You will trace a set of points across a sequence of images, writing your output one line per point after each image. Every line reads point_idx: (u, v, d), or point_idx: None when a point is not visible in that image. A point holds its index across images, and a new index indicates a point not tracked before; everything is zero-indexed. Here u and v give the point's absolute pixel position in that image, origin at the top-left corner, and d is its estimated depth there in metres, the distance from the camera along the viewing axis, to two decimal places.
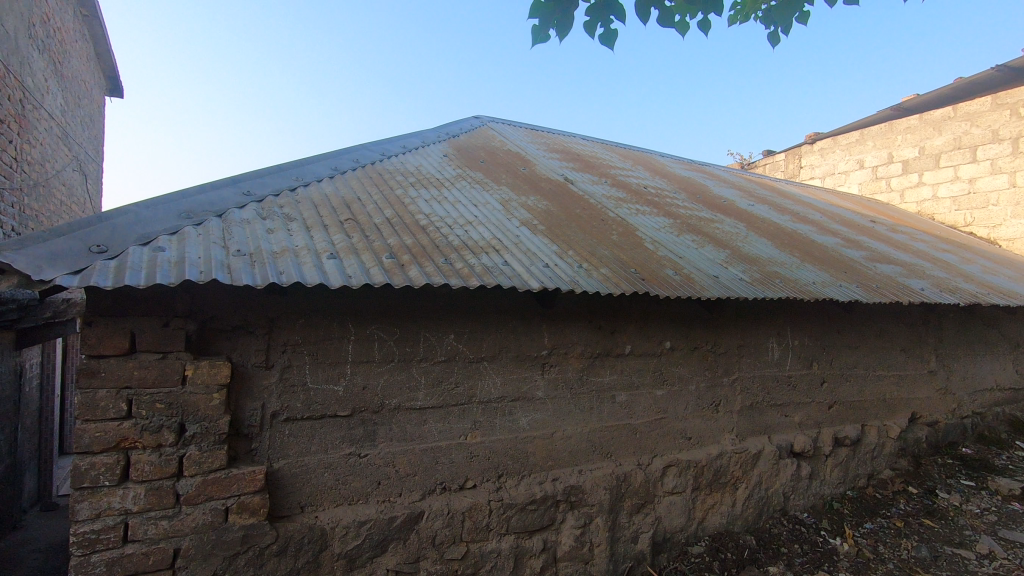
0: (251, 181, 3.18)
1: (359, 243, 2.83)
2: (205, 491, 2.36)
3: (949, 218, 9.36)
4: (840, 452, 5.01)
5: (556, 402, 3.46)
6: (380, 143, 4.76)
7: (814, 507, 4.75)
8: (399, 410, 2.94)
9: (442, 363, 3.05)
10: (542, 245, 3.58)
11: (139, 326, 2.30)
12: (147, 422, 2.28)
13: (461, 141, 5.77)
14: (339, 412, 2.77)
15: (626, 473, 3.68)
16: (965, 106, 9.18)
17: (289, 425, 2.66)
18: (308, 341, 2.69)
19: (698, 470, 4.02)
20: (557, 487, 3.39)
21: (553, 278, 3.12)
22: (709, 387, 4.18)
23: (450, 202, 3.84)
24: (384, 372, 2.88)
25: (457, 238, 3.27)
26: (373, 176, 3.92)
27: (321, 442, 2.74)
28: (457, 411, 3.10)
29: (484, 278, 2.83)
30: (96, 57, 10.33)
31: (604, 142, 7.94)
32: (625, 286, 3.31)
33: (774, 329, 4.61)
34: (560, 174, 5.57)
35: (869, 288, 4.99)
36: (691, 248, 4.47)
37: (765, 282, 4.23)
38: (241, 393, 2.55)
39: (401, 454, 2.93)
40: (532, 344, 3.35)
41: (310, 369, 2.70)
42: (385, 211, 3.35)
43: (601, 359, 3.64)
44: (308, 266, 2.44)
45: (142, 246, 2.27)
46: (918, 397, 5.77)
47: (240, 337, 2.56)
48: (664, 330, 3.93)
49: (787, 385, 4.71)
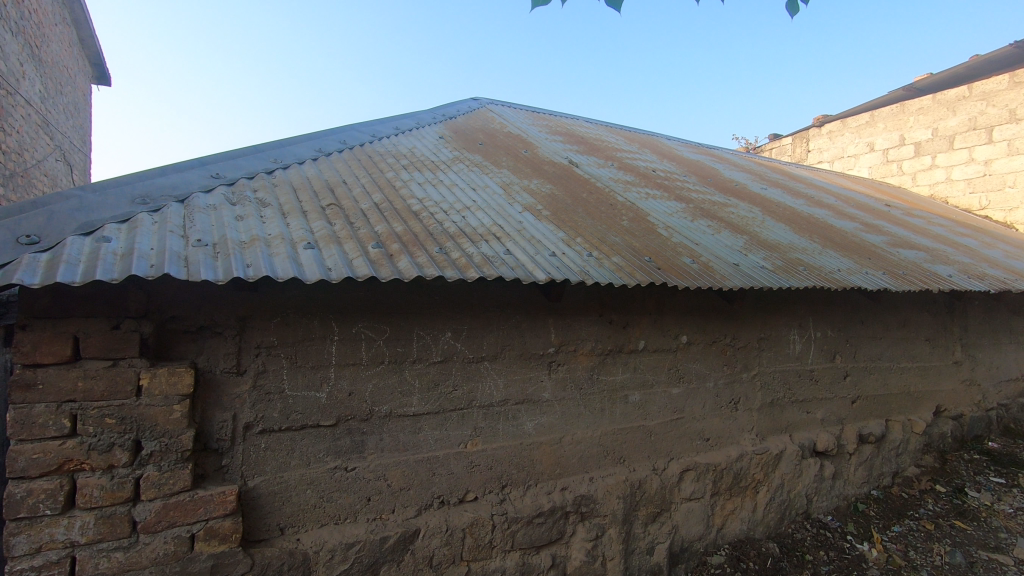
0: (222, 162, 2.84)
1: (343, 231, 2.50)
2: (167, 518, 2.06)
3: (963, 201, 9.01)
4: (864, 450, 4.73)
5: (564, 405, 3.15)
6: (371, 124, 4.42)
7: (837, 509, 4.46)
8: (390, 418, 2.63)
9: (438, 364, 2.74)
10: (547, 232, 3.26)
11: (84, 329, 1.97)
12: (95, 441, 1.96)
13: (458, 123, 5.42)
14: (323, 422, 2.46)
15: (640, 480, 3.38)
16: (981, 84, 8.80)
17: (265, 437, 2.35)
18: (287, 343, 2.38)
19: (717, 473, 3.73)
20: (566, 497, 3.09)
21: (560, 268, 2.80)
22: (727, 383, 3.88)
23: (446, 186, 3.52)
24: (373, 376, 2.58)
25: (453, 225, 2.95)
26: (361, 158, 3.58)
27: (302, 456, 2.43)
28: (455, 418, 2.80)
29: (484, 269, 2.51)
30: (80, 42, 9.97)
31: (609, 125, 7.59)
32: (641, 277, 2.99)
33: (796, 320, 4.30)
34: (565, 156, 5.24)
35: (896, 275, 4.67)
36: (708, 234, 4.15)
37: (789, 270, 3.91)
38: (209, 403, 2.24)
39: (394, 466, 2.63)
40: (537, 342, 3.03)
41: (288, 374, 2.39)
42: (373, 195, 3.03)
43: (613, 356, 3.33)
44: (280, 258, 2.11)
45: (83, 235, 1.93)
46: (943, 390, 5.46)
47: (207, 339, 2.24)
48: (680, 324, 3.61)
49: (810, 381, 4.42)
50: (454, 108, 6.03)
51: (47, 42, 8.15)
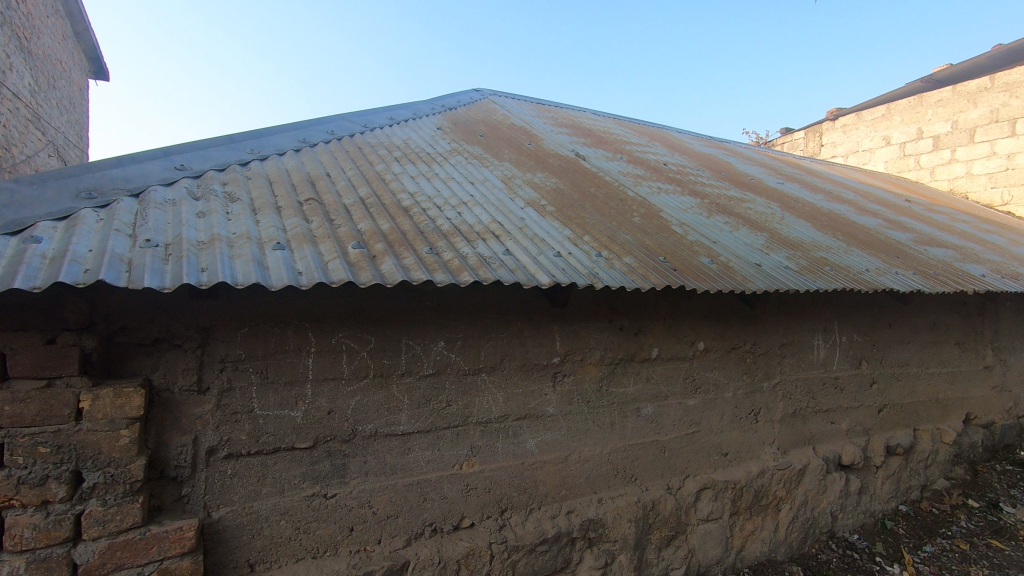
0: (190, 152, 2.56)
1: (320, 229, 2.22)
2: (114, 559, 1.79)
3: (985, 197, 8.61)
4: (891, 462, 4.43)
5: (571, 420, 2.86)
6: (363, 114, 4.14)
7: (864, 527, 4.16)
8: (376, 438, 2.35)
9: (429, 377, 2.46)
10: (551, 229, 2.96)
11: (13, 344, 1.70)
12: (26, 473, 1.70)
13: (458, 114, 5.13)
14: (298, 444, 2.18)
15: (653, 501, 3.09)
16: (1004, 75, 8.39)
17: (233, 463, 2.08)
18: (256, 355, 2.10)
19: (737, 492, 3.43)
20: (573, 522, 2.81)
21: (566, 269, 2.51)
22: (747, 393, 3.58)
23: (441, 179, 3.23)
24: (355, 392, 2.29)
25: (447, 222, 2.66)
26: (349, 149, 3.31)
27: (275, 482, 2.16)
28: (449, 436, 2.52)
29: (479, 272, 2.22)
30: (76, 36, 9.74)
31: (616, 117, 7.27)
32: (655, 280, 2.70)
33: (820, 324, 3.99)
34: (571, 149, 4.94)
35: (927, 275, 4.34)
36: (725, 231, 3.85)
37: (815, 270, 3.60)
38: (166, 426, 1.97)
39: (380, 492, 2.35)
40: (540, 352, 2.74)
41: (258, 391, 2.11)
42: (359, 190, 2.75)
43: (624, 366, 3.04)
44: (242, 260, 1.83)
45: (9, 236, 1.66)
46: (973, 397, 5.13)
47: (164, 352, 1.98)
48: (696, 329, 3.31)
49: (834, 389, 4.11)
50: (454, 99, 5.74)
51: (37, 34, 7.90)
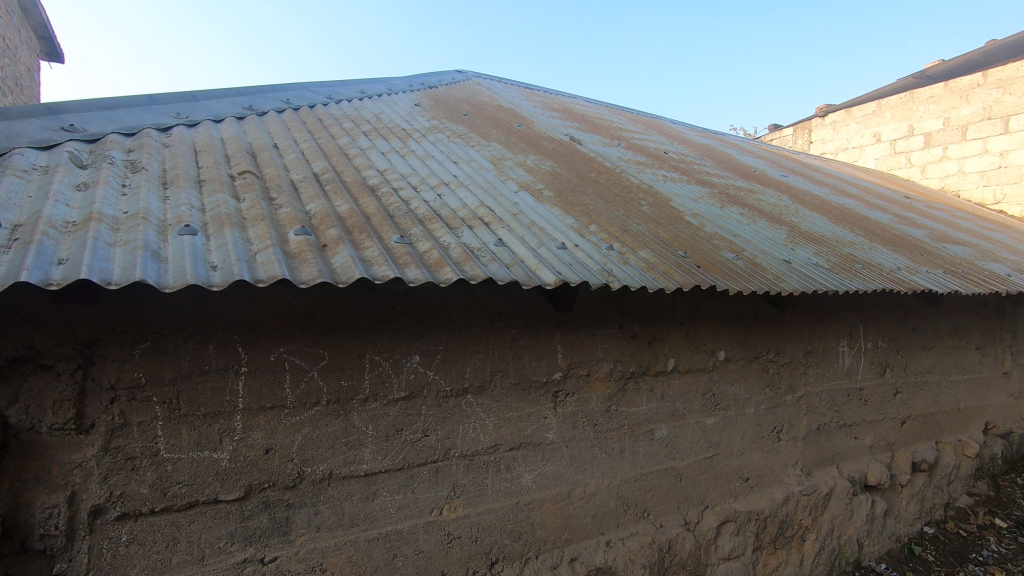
0: (92, 115, 2.02)
1: (255, 209, 1.68)
2: None
3: (977, 195, 8.31)
4: (916, 480, 4.03)
5: (574, 449, 2.36)
6: (328, 85, 3.58)
7: (890, 554, 3.74)
8: (330, 482, 1.81)
9: (400, 402, 1.93)
10: (550, 216, 2.46)
11: None
12: None
13: (438, 93, 4.58)
14: (224, 496, 1.64)
15: (669, 541, 2.60)
16: (997, 71, 8.03)
17: (130, 526, 1.54)
18: (163, 380, 1.56)
19: (760, 523, 2.97)
20: (578, 571, 2.31)
21: (572, 264, 2.01)
22: (770, 408, 3.11)
23: (418, 157, 2.70)
24: (302, 424, 1.76)
25: (425, 204, 2.14)
26: (308, 121, 2.77)
27: (192, 547, 1.61)
28: (426, 474, 2.00)
29: (465, 268, 1.70)
30: (23, 11, 8.93)
31: (609, 105, 6.78)
32: (678, 279, 2.21)
33: (846, 328, 3.54)
34: (565, 134, 4.42)
35: (956, 275, 3.93)
36: (743, 223, 3.38)
37: (846, 269, 3.15)
38: (27, 480, 1.43)
39: (334, 551, 1.81)
40: (539, 367, 2.23)
41: (167, 428, 1.57)
42: (314, 164, 2.20)
43: (636, 381, 2.55)
44: (125, 249, 1.29)
45: None
46: (992, 406, 4.75)
47: (27, 378, 1.44)
48: (717, 336, 2.83)
49: (859, 401, 3.67)
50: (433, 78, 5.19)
51: None
